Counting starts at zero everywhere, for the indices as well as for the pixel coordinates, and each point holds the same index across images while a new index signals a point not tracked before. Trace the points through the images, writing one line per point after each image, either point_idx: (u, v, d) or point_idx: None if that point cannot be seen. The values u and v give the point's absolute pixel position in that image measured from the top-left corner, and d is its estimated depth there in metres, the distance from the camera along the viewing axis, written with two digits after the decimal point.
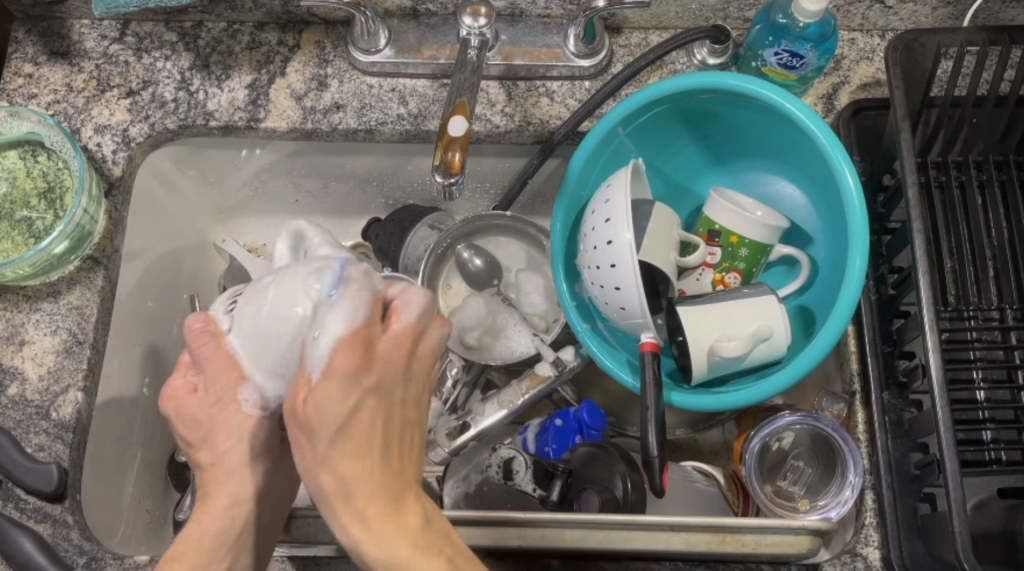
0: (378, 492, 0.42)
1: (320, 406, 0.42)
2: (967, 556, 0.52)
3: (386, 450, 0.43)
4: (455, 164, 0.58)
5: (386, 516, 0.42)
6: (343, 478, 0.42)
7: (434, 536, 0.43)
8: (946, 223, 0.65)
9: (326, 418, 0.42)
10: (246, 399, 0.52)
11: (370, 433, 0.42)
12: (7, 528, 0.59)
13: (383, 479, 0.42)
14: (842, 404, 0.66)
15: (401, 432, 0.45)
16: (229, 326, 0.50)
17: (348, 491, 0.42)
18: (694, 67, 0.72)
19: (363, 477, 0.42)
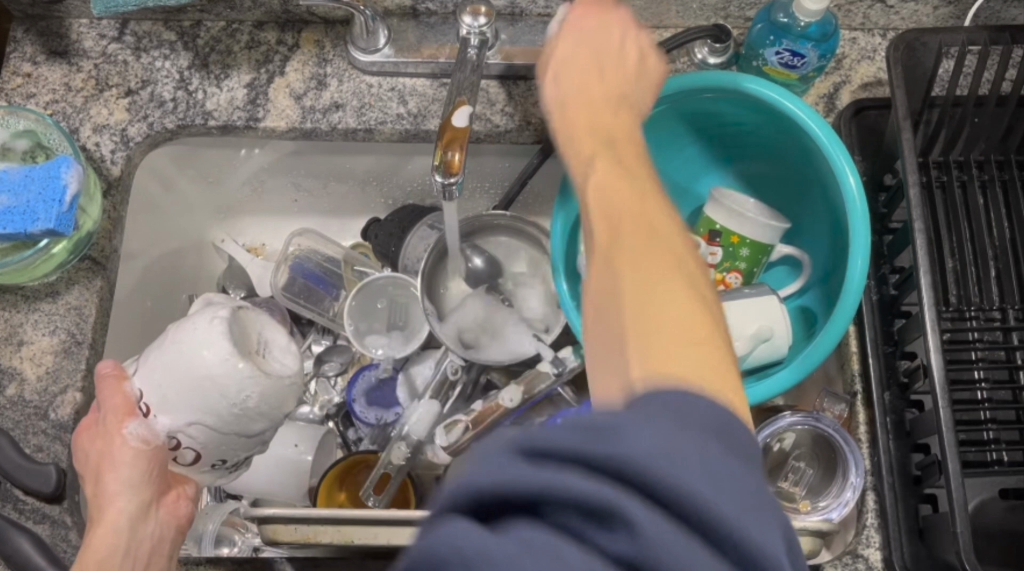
0: (638, 256, 0.37)
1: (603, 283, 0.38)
2: (969, 557, 0.52)
3: (643, 203, 0.40)
4: (455, 164, 0.58)
5: (664, 263, 0.37)
6: (615, 279, 0.37)
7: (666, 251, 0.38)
8: (948, 223, 0.64)
9: (609, 192, 0.40)
10: (132, 434, 0.50)
11: (671, 249, 0.38)
12: (6, 528, 0.59)
13: (676, 316, 0.35)
14: (842, 405, 0.65)
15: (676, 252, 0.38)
16: (134, 371, 0.51)
17: (628, 279, 0.37)
18: (694, 66, 0.72)
19: (625, 266, 0.37)
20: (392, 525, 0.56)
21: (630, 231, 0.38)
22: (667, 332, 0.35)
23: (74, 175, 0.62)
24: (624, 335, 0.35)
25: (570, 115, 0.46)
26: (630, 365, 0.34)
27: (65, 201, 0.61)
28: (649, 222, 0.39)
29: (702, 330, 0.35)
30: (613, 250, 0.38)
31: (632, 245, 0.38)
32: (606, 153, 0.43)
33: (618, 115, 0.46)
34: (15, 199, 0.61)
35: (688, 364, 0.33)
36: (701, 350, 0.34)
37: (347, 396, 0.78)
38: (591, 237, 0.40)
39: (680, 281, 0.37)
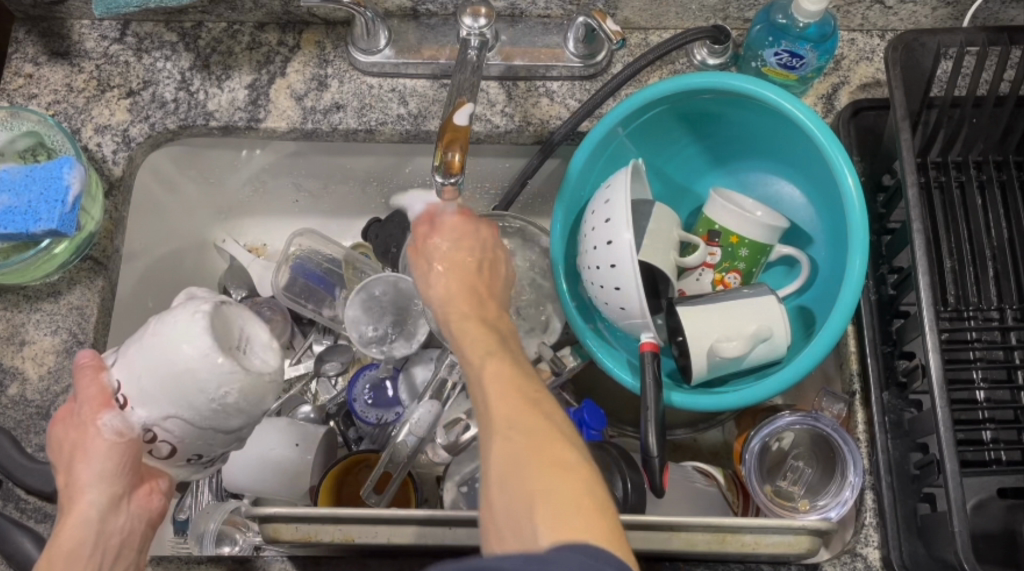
0: (511, 451, 0.44)
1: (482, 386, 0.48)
2: (968, 557, 0.52)
3: (501, 383, 0.47)
4: (455, 164, 0.58)
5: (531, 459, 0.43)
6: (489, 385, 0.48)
7: (554, 448, 0.44)
8: (946, 223, 0.65)
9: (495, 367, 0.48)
10: (105, 425, 0.49)
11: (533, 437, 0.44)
12: (8, 527, 0.59)
13: (516, 384, 0.47)
14: (841, 404, 0.66)
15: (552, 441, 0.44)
16: (113, 363, 0.51)
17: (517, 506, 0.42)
18: (694, 68, 0.72)
19: (500, 451, 0.44)
20: (391, 524, 0.56)
21: (512, 425, 0.45)
22: (528, 470, 0.43)
23: (76, 175, 0.62)
24: (500, 527, 0.43)
25: (453, 341, 0.52)
26: (512, 555, 0.41)
27: (66, 201, 0.61)
28: (529, 405, 0.46)
29: (562, 473, 0.43)
30: (487, 430, 0.46)
31: (507, 446, 0.44)
32: (483, 363, 0.49)
33: (483, 330, 0.52)
34: (16, 199, 0.62)
35: (544, 497, 0.41)
36: (585, 509, 0.41)
37: (347, 396, 0.79)
38: (476, 420, 0.47)
39: (534, 431, 0.45)
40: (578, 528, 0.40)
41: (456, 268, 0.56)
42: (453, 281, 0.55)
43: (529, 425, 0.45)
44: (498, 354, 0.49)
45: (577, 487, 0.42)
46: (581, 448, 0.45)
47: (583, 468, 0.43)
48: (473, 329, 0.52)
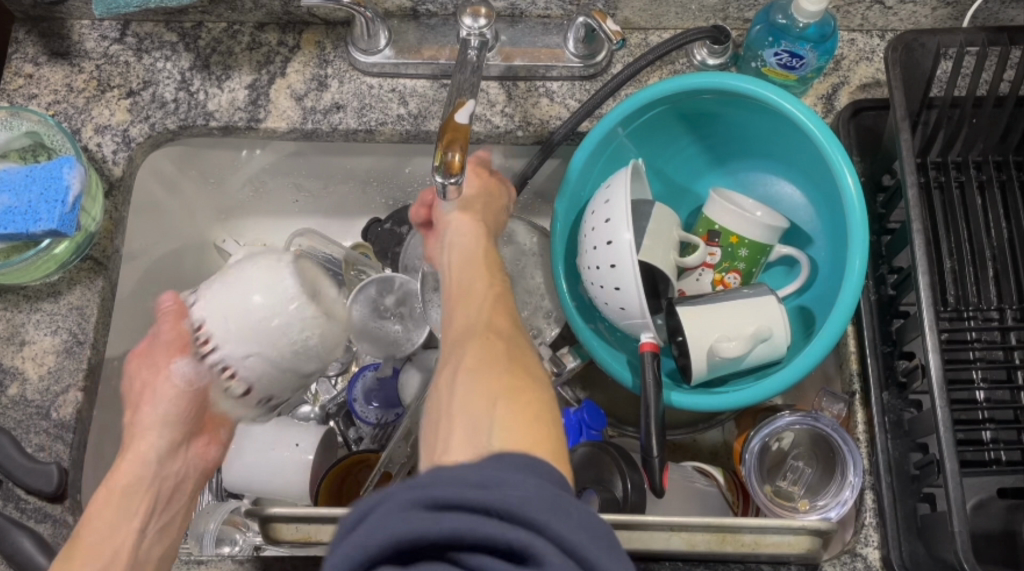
0: (489, 357, 0.47)
1: (465, 323, 0.52)
2: (968, 556, 0.52)
3: (491, 319, 0.52)
4: (455, 165, 0.56)
5: (486, 374, 0.46)
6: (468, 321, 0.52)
7: (517, 377, 0.46)
8: (946, 223, 0.65)
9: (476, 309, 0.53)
10: (178, 370, 0.57)
11: (497, 365, 0.47)
12: (7, 527, 0.59)
13: (495, 322, 0.52)
14: (842, 404, 0.66)
15: (518, 369, 0.47)
16: (195, 304, 0.56)
17: (462, 409, 0.44)
18: (694, 68, 0.72)
19: (478, 354, 0.48)
20: None
21: (495, 339, 0.49)
22: (496, 375, 0.46)
23: (76, 175, 0.62)
24: (452, 416, 0.44)
25: (455, 274, 0.58)
26: (456, 442, 0.42)
27: (66, 201, 0.61)
28: (503, 348, 0.49)
29: (525, 392, 0.45)
30: (470, 336, 0.50)
31: (486, 351, 0.48)
32: (480, 287, 0.55)
33: (487, 273, 0.57)
34: (16, 199, 0.62)
35: (500, 412, 0.43)
36: (533, 427, 0.42)
37: (347, 395, 0.80)
38: (458, 330, 0.52)
39: (503, 362, 0.47)
40: (524, 437, 0.41)
41: (478, 220, 0.62)
42: (477, 234, 0.60)
43: (511, 348, 0.49)
44: (503, 286, 0.56)
45: (534, 407, 0.44)
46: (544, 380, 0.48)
47: (543, 393, 0.46)
48: (485, 259, 0.58)
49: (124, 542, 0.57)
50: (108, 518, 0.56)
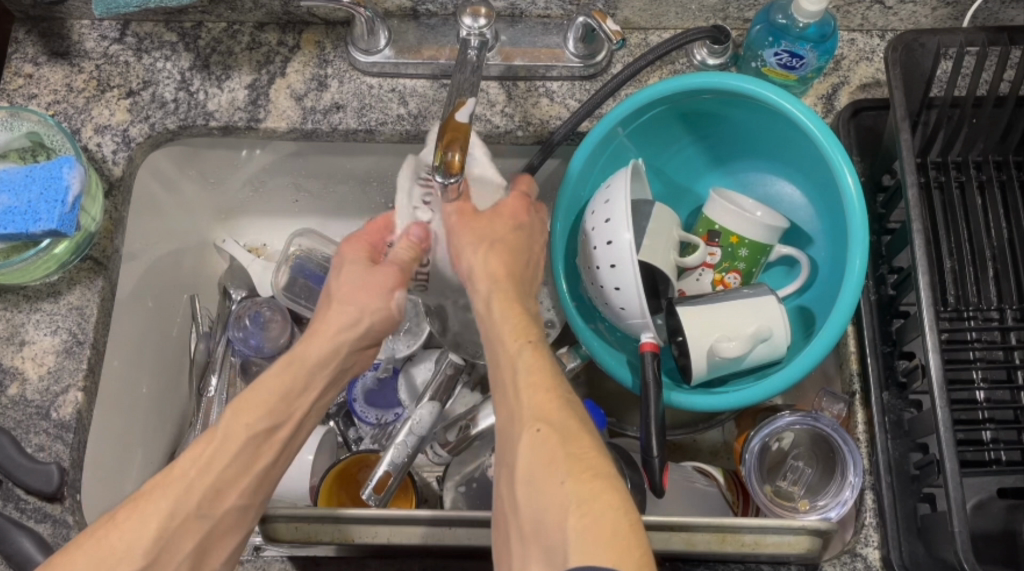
0: (546, 455, 0.46)
1: (510, 398, 0.51)
2: (968, 557, 0.52)
3: (535, 389, 0.50)
4: (455, 164, 0.57)
5: (545, 476, 0.45)
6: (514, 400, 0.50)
7: (577, 464, 0.46)
8: (946, 223, 0.65)
9: (519, 384, 0.51)
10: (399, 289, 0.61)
11: (552, 456, 0.46)
12: (7, 528, 0.59)
13: (541, 396, 0.50)
14: (841, 404, 0.66)
15: (579, 455, 0.46)
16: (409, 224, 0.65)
17: (535, 527, 0.44)
18: (694, 68, 0.72)
19: (532, 452, 0.47)
20: (390, 523, 0.56)
21: (545, 429, 0.47)
22: (561, 479, 0.45)
23: (76, 175, 0.62)
24: (525, 532, 0.45)
25: (489, 347, 0.55)
26: (537, 567, 0.43)
27: (66, 201, 0.61)
28: (556, 430, 0.47)
29: (593, 487, 0.44)
30: (519, 429, 0.48)
31: (540, 446, 0.47)
32: (512, 360, 0.52)
33: (524, 327, 0.54)
34: (16, 199, 0.62)
35: (571, 524, 0.43)
36: (607, 536, 0.42)
37: (347, 395, 0.79)
38: (510, 419, 0.50)
39: (560, 450, 0.46)
40: (608, 555, 0.41)
41: (501, 278, 0.57)
42: (499, 299, 0.56)
43: (566, 432, 0.48)
44: (537, 347, 0.52)
45: (609, 504, 0.43)
46: (608, 460, 0.47)
47: (611, 478, 0.45)
48: (515, 322, 0.54)
49: (291, 417, 0.56)
50: (270, 400, 0.55)
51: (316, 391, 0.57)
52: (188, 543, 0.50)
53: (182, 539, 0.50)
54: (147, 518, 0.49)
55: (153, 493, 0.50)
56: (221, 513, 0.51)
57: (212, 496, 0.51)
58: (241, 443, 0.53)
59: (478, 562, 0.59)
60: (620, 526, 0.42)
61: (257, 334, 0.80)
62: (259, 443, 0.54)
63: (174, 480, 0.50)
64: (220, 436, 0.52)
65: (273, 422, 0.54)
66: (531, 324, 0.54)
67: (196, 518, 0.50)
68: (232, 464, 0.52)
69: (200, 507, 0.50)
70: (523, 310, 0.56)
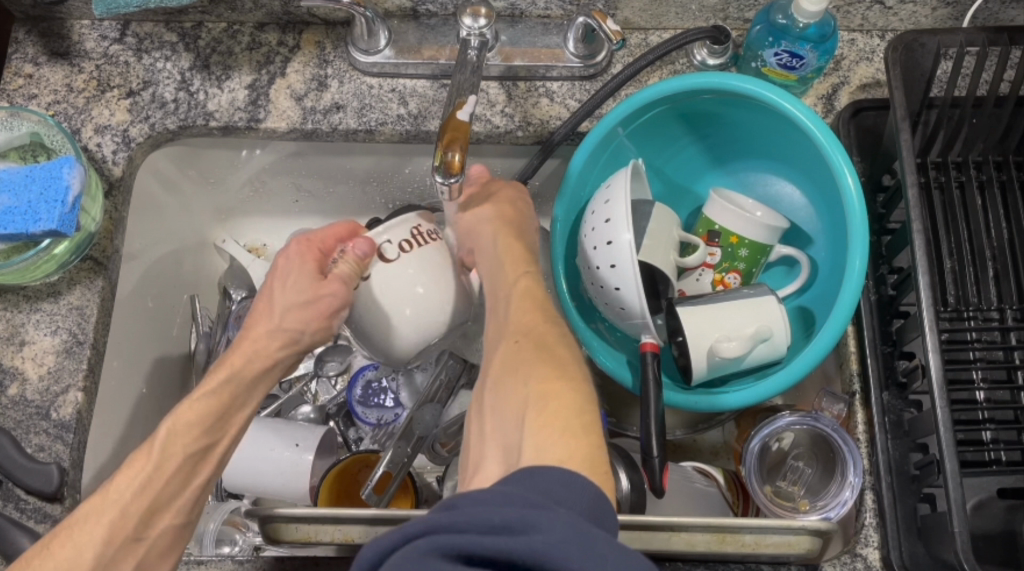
0: (516, 361, 0.51)
1: (503, 316, 0.56)
2: (968, 556, 0.52)
3: (524, 307, 0.56)
4: (455, 165, 0.56)
5: (512, 375, 0.50)
6: (505, 320, 0.55)
7: (547, 368, 0.49)
8: (946, 223, 0.65)
9: (511, 309, 0.56)
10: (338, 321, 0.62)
11: (524, 360, 0.50)
12: (7, 527, 0.59)
13: (528, 317, 0.55)
14: (842, 405, 0.66)
15: (550, 362, 0.50)
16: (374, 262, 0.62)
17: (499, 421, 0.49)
18: (694, 68, 0.72)
19: (506, 358, 0.51)
20: (389, 523, 0.56)
21: (521, 342, 0.52)
22: (527, 381, 0.49)
23: (76, 175, 0.62)
24: (487, 434, 0.49)
25: (489, 279, 0.61)
26: (491, 458, 0.47)
27: (66, 201, 0.61)
28: (533, 341, 0.52)
29: (554, 386, 0.48)
30: (502, 339, 0.54)
31: (514, 354, 0.51)
32: (506, 285, 0.58)
33: (518, 263, 0.60)
34: (16, 199, 0.62)
35: (528, 414, 0.46)
36: (565, 430, 0.44)
37: (347, 397, 0.80)
38: (496, 336, 0.55)
39: (538, 357, 0.50)
40: (559, 444, 0.43)
41: (507, 217, 0.64)
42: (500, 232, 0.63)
43: (541, 345, 0.52)
44: (530, 275, 0.59)
45: (566, 403, 0.46)
46: (580, 370, 0.50)
47: (575, 383, 0.48)
48: (514, 254, 0.61)
49: (224, 436, 0.58)
50: (203, 421, 0.56)
51: (251, 408, 0.59)
52: (127, 563, 0.52)
53: (122, 559, 0.52)
54: (83, 542, 0.51)
55: (84, 521, 0.51)
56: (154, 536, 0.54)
57: (144, 521, 0.53)
58: (174, 467, 0.54)
59: None
60: (570, 423, 0.45)
61: None
62: (191, 467, 0.56)
63: (107, 503, 0.52)
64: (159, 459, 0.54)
65: (209, 440, 0.56)
66: (527, 258, 0.61)
67: (131, 541, 0.52)
68: (163, 491, 0.54)
69: (137, 530, 0.53)
70: (519, 246, 0.62)
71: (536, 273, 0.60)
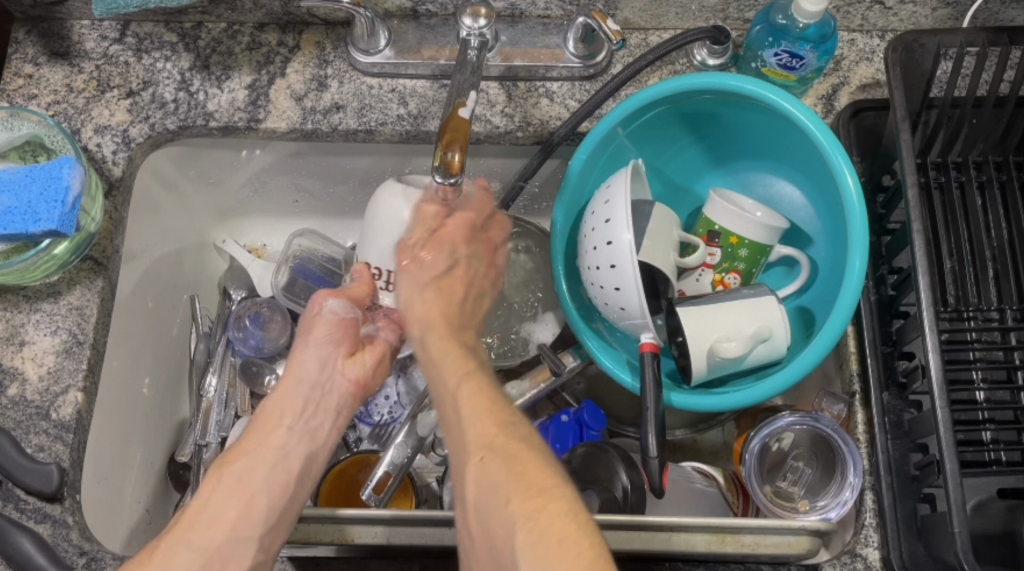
0: (488, 482, 0.47)
1: (456, 430, 0.52)
2: (968, 557, 0.52)
3: (472, 409, 0.52)
4: (454, 165, 0.57)
5: (493, 493, 0.46)
6: (462, 428, 0.51)
7: (527, 483, 0.46)
8: (946, 223, 0.65)
9: (461, 424, 0.51)
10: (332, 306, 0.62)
11: (495, 476, 0.47)
12: (7, 527, 0.59)
13: (484, 427, 0.50)
14: (842, 405, 0.66)
15: (526, 479, 0.46)
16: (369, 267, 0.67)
17: (491, 544, 0.45)
18: (694, 68, 0.72)
19: (478, 481, 0.48)
20: (389, 523, 0.56)
21: (487, 456, 0.48)
22: (506, 503, 0.45)
23: (76, 175, 0.62)
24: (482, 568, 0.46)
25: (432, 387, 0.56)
26: None
27: (67, 201, 0.61)
28: (504, 457, 0.48)
29: (539, 502, 0.45)
30: (465, 460, 0.49)
31: (482, 472, 0.48)
32: (454, 396, 0.53)
33: (466, 368, 0.56)
34: (16, 199, 0.62)
35: (520, 540, 0.43)
36: (567, 553, 0.42)
37: None
38: (456, 457, 0.51)
39: (510, 470, 0.47)
40: (561, 561, 0.41)
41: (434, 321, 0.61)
42: (435, 342, 0.60)
43: (509, 457, 0.48)
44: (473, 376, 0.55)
45: (561, 514, 0.44)
46: (555, 471, 0.47)
47: (557, 491, 0.45)
48: (452, 360, 0.57)
49: (268, 446, 0.56)
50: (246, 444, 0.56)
51: (291, 419, 0.58)
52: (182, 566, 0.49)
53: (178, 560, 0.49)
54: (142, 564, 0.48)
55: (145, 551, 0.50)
56: (213, 545, 0.50)
57: (199, 536, 0.50)
58: (217, 487, 0.53)
59: None
60: (573, 549, 0.42)
61: (257, 334, 0.80)
62: (235, 478, 0.53)
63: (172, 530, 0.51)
64: (212, 489, 0.53)
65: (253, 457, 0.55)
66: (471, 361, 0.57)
67: (187, 550, 0.49)
68: (212, 502, 0.52)
69: (192, 535, 0.50)
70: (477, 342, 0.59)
71: (480, 371, 0.56)
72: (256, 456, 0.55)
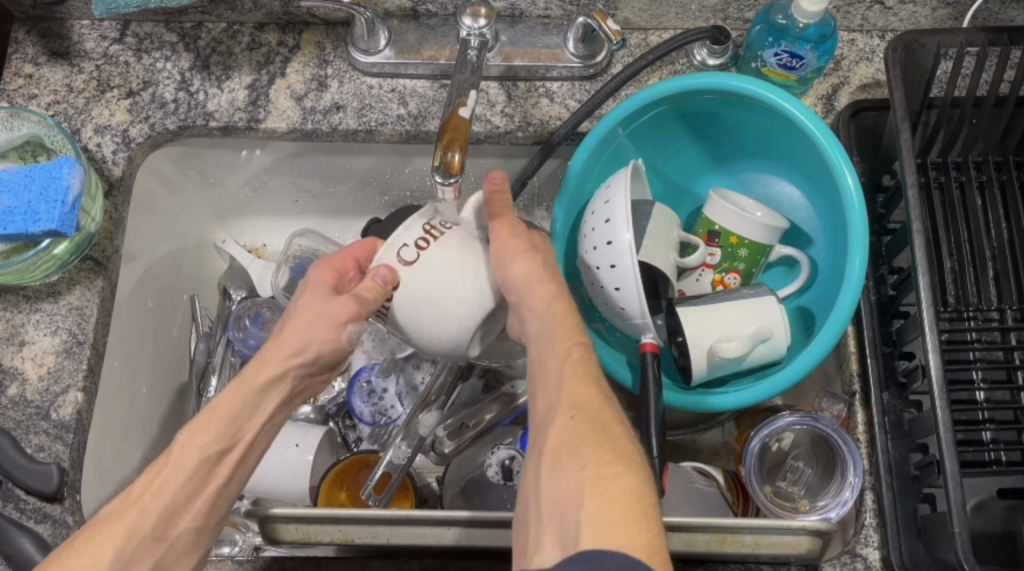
0: (571, 440, 0.45)
1: (545, 393, 0.49)
2: (968, 557, 0.52)
3: (574, 371, 0.49)
4: (455, 164, 0.56)
5: (570, 446, 0.45)
6: (554, 389, 0.49)
7: (609, 450, 0.44)
8: (946, 223, 0.65)
9: (557, 383, 0.49)
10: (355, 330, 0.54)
11: (581, 435, 0.45)
12: (7, 527, 0.59)
13: (581, 391, 0.48)
14: (842, 405, 0.66)
15: (606, 445, 0.45)
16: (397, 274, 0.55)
17: (556, 494, 0.44)
18: (694, 68, 0.72)
19: (558, 439, 0.46)
20: (389, 523, 0.56)
21: (576, 417, 0.46)
22: (582, 464, 0.44)
23: (76, 175, 0.62)
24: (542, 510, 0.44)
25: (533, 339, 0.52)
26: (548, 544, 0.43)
27: (67, 201, 0.61)
28: (593, 426, 0.46)
29: (611, 470, 0.43)
30: (551, 418, 0.47)
31: (567, 432, 0.46)
32: (557, 354, 0.50)
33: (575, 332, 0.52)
34: (16, 199, 0.62)
35: (586, 503, 0.42)
36: (628, 525, 0.40)
37: (347, 395, 0.80)
38: (542, 414, 0.49)
39: (593, 437, 0.45)
40: (618, 534, 0.40)
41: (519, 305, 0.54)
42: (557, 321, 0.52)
43: (597, 425, 0.46)
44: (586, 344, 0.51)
45: (626, 487, 0.42)
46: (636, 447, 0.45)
47: (634, 466, 0.44)
48: (562, 320, 0.52)
49: (240, 440, 0.51)
50: (221, 423, 0.50)
51: (268, 413, 0.52)
52: (147, 560, 0.48)
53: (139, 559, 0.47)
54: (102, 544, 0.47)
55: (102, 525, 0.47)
56: (175, 534, 0.49)
57: (163, 520, 0.48)
58: (190, 470, 0.49)
59: (478, 560, 0.59)
60: (639, 530, 0.40)
61: (257, 334, 0.80)
62: (204, 473, 0.49)
63: (132, 507, 0.48)
64: (170, 473, 0.49)
65: (225, 445, 0.50)
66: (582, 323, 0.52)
67: (150, 543, 0.47)
68: (181, 489, 0.49)
69: (156, 528, 0.48)
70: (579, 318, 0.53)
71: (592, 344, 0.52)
72: (228, 445, 0.50)
